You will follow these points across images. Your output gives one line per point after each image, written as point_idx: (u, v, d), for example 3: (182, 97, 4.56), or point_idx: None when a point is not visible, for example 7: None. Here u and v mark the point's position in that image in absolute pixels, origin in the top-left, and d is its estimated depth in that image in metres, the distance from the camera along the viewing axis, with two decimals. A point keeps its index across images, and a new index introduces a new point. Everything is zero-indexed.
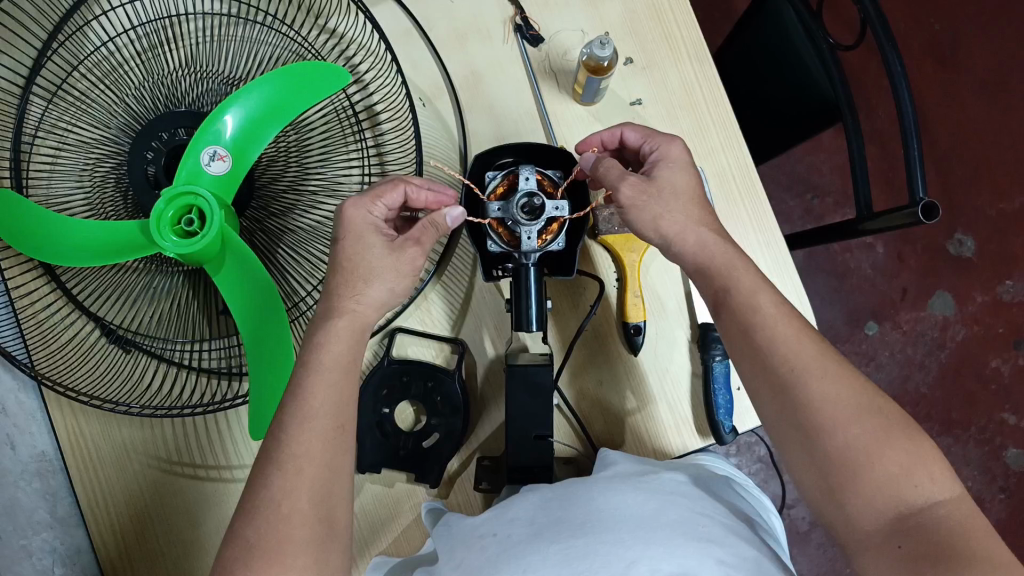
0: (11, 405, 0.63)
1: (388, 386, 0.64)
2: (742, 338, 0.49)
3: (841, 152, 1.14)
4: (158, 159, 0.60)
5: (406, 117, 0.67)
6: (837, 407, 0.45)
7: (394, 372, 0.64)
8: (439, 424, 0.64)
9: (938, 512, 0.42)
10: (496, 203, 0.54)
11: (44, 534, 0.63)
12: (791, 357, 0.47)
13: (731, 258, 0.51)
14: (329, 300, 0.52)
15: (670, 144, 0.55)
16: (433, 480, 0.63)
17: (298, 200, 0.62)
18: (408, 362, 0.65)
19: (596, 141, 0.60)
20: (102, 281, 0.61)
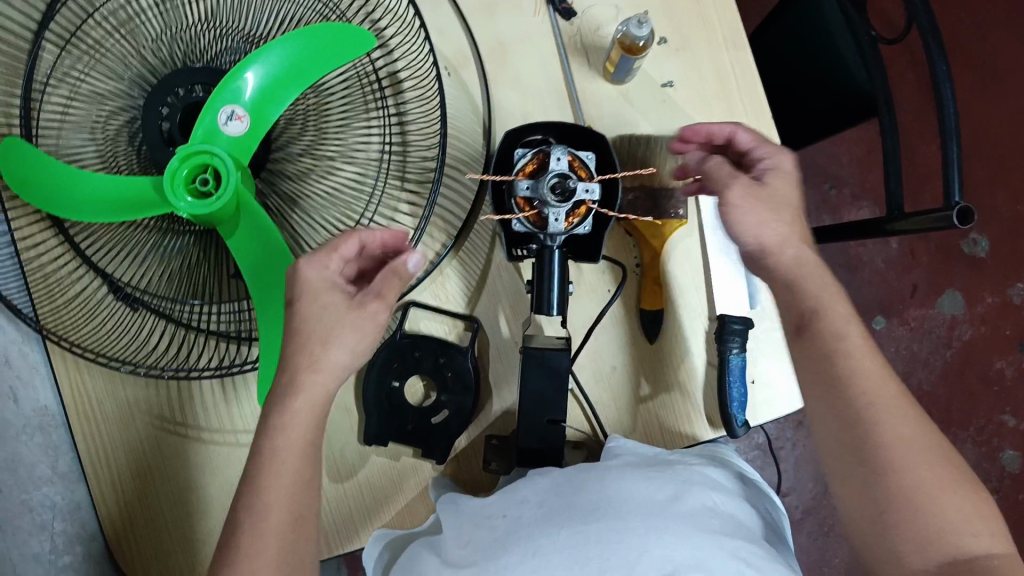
0: (15, 357, 0.62)
1: (400, 359, 0.63)
2: (823, 363, 0.48)
3: (862, 143, 1.12)
4: (173, 116, 0.58)
5: (431, 87, 0.65)
6: (890, 423, 0.46)
7: (405, 347, 0.64)
8: (448, 402, 0.63)
9: (991, 563, 0.42)
10: (525, 181, 0.53)
11: (45, 489, 0.63)
12: (869, 390, 0.47)
13: (824, 284, 0.50)
14: (287, 373, 0.48)
15: (786, 153, 0.54)
16: (439, 458, 0.62)
17: (314, 165, 0.60)
18: (420, 337, 0.64)
19: (703, 132, 0.58)
20: (111, 236, 0.59)
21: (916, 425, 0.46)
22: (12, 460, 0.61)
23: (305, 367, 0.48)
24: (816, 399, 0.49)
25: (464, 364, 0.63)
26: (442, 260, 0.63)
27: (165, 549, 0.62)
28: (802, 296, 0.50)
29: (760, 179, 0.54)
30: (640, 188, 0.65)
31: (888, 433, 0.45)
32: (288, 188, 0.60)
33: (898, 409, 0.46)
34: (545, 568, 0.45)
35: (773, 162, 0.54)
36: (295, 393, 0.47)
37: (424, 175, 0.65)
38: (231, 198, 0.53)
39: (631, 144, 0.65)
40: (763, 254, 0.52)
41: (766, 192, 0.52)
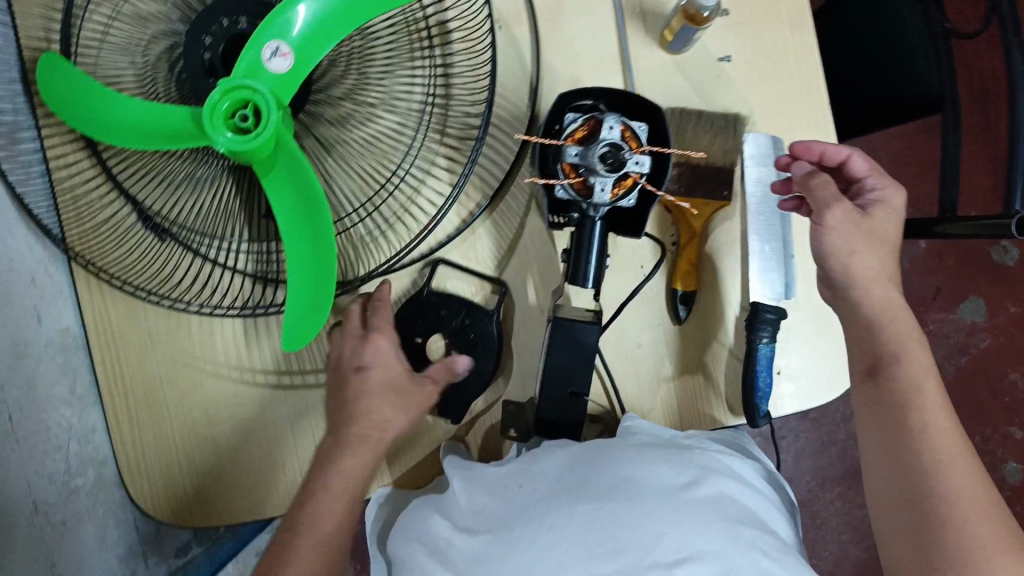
0: (41, 276, 0.62)
1: (423, 317, 0.62)
2: (897, 413, 0.52)
3: (903, 138, 1.10)
4: (216, 46, 0.55)
5: (481, 40, 0.63)
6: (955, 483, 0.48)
7: (427, 303, 0.62)
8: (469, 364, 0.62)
9: None
10: (574, 146, 0.52)
11: (62, 411, 0.63)
12: (936, 444, 0.50)
13: (907, 329, 0.54)
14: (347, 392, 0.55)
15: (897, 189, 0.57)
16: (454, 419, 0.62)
17: (354, 110, 0.58)
18: (446, 296, 0.63)
19: (818, 151, 0.59)
20: (143, 162, 0.58)
21: (971, 472, 0.49)
22: (31, 377, 0.61)
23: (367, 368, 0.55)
24: (879, 440, 0.52)
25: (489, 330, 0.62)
26: (476, 219, 0.62)
27: (175, 481, 0.62)
28: (884, 340, 0.54)
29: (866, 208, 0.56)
30: (685, 164, 0.61)
31: (942, 464, 0.49)
32: (326, 133, 0.58)
33: (958, 455, 0.49)
34: (561, 542, 0.44)
35: (884, 194, 0.57)
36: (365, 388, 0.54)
37: (465, 131, 0.63)
38: (271, 136, 0.51)
39: (681, 119, 0.62)
40: (848, 284, 0.55)
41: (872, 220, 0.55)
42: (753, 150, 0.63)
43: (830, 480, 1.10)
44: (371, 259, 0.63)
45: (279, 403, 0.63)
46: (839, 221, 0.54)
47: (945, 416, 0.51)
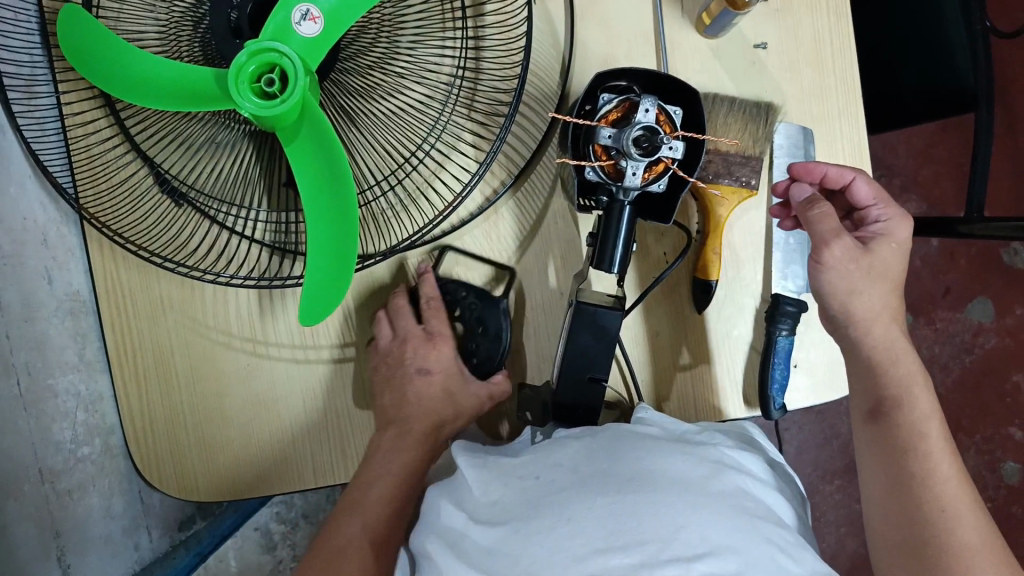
0: (53, 237, 0.60)
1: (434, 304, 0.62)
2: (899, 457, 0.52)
3: (923, 134, 1.08)
4: (244, 6, 0.55)
5: (515, 15, 0.61)
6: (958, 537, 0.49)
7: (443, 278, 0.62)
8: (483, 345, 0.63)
9: None
10: (607, 128, 0.51)
11: (71, 376, 0.62)
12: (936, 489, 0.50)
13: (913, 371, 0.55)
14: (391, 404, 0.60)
15: (900, 224, 0.57)
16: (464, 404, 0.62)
17: (382, 80, 0.57)
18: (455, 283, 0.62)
19: (819, 173, 0.59)
20: (164, 124, 0.57)
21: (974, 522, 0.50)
22: (40, 341, 0.60)
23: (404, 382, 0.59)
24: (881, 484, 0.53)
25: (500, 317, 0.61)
26: (500, 199, 0.61)
27: (183, 453, 0.61)
28: (883, 381, 0.54)
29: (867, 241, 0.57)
30: (714, 152, 0.60)
31: (946, 515, 0.50)
32: (353, 102, 0.57)
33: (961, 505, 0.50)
34: (579, 535, 0.44)
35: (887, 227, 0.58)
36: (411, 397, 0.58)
37: (493, 107, 0.62)
38: (297, 102, 0.49)
39: (714, 104, 0.61)
40: (851, 322, 0.55)
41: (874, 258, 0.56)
42: (781, 138, 0.62)
43: (830, 473, 1.10)
44: (389, 234, 0.62)
45: (293, 376, 0.62)
46: (837, 258, 0.54)
47: (950, 463, 0.51)
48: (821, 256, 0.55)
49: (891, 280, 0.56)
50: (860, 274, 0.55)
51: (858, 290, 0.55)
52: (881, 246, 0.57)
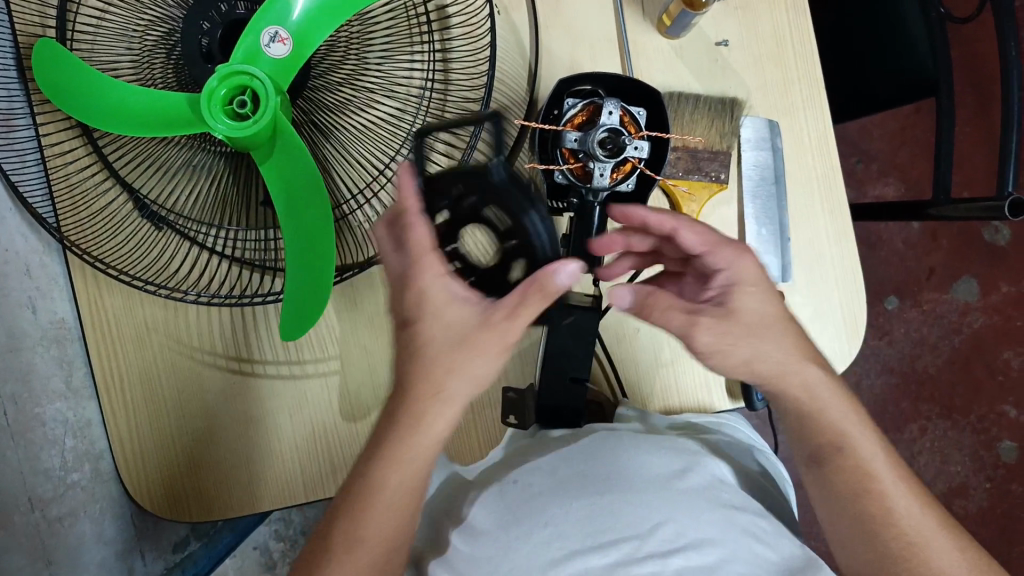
0: (36, 267, 0.61)
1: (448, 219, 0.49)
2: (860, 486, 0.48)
3: (897, 118, 1.10)
4: (214, 31, 0.56)
5: (480, 26, 0.63)
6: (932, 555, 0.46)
7: (426, 198, 0.48)
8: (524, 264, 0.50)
9: None
10: (575, 132, 0.52)
11: (57, 404, 0.62)
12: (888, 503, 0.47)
13: None
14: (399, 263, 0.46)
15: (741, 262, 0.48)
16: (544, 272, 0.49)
17: (353, 96, 0.58)
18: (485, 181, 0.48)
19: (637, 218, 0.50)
20: (141, 150, 0.58)
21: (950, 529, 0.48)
22: (26, 372, 0.61)
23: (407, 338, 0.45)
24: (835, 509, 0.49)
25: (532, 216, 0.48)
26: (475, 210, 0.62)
27: (173, 473, 0.62)
28: None
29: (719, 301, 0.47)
30: (683, 149, 0.61)
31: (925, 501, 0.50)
32: (325, 119, 0.58)
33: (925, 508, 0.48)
34: (557, 537, 0.45)
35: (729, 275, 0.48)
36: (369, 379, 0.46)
37: (465, 116, 0.62)
38: (268, 122, 0.50)
39: (678, 103, 0.62)
40: None
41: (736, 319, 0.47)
42: (748, 134, 0.63)
43: None
44: (368, 248, 0.62)
45: (280, 393, 0.63)
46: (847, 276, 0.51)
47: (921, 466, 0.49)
48: (692, 343, 0.47)
49: (780, 315, 0.48)
50: (738, 349, 0.46)
51: (739, 369, 0.47)
52: (741, 299, 0.47)
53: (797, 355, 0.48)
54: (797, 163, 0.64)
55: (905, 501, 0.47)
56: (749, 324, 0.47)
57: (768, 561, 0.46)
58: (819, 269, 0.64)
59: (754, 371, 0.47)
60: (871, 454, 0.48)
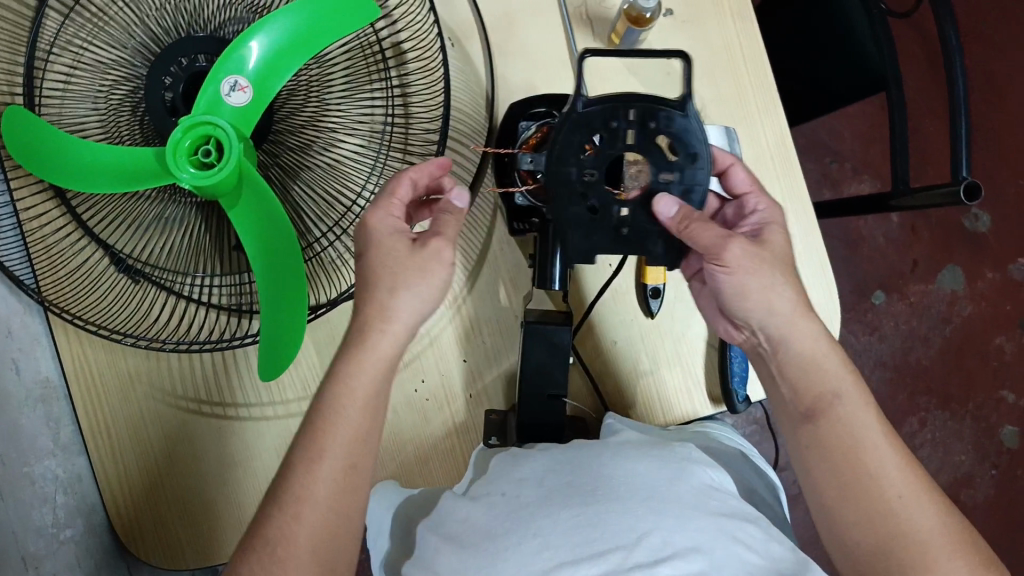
0: (17, 328, 0.62)
1: (591, 147, 0.48)
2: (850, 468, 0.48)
3: (864, 118, 1.11)
4: (176, 85, 0.57)
5: (435, 59, 0.64)
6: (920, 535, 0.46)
7: (583, 126, 0.48)
8: (677, 188, 0.49)
9: None
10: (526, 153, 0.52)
11: (48, 461, 0.63)
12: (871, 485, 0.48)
13: None
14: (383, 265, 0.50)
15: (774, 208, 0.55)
16: (700, 202, 0.50)
17: (316, 137, 0.59)
18: (649, 102, 0.48)
19: None
20: (112, 206, 0.59)
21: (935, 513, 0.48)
22: (11, 428, 0.61)
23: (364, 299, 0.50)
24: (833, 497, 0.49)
25: (684, 118, 0.48)
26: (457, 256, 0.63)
27: (164, 520, 0.62)
28: None
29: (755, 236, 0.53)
30: None
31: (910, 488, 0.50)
32: (289, 161, 0.58)
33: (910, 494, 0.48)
34: (547, 549, 0.44)
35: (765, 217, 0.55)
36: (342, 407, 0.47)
37: (428, 147, 0.64)
38: (232, 168, 0.51)
39: None
40: None
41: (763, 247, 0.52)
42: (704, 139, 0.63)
43: None
44: (342, 279, 0.64)
45: (264, 434, 0.63)
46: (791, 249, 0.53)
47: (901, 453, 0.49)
48: (720, 261, 0.50)
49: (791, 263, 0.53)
50: (760, 275, 0.51)
51: (755, 294, 0.51)
52: (772, 233, 0.53)
53: (803, 301, 0.52)
54: (757, 166, 0.65)
55: (894, 468, 0.48)
56: (779, 253, 0.52)
57: (756, 567, 0.45)
58: None
59: (769, 307, 0.51)
60: (862, 416, 0.50)
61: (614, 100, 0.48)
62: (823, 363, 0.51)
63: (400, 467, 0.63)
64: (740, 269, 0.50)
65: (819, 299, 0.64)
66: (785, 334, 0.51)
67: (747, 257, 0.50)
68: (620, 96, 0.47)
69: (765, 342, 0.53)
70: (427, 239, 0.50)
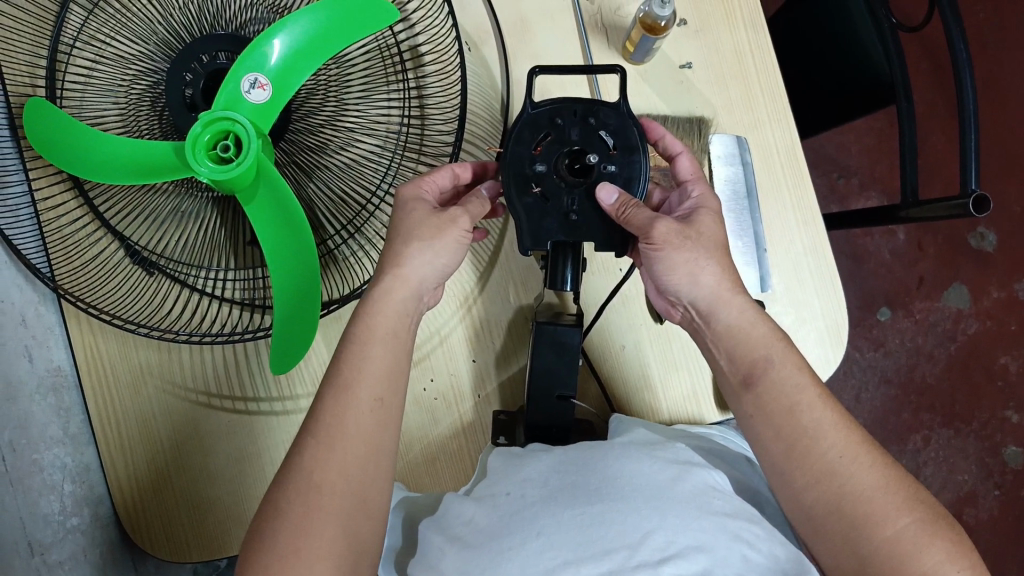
0: (31, 317, 0.63)
1: (539, 145, 0.52)
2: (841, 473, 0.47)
3: (873, 134, 1.12)
4: (197, 82, 0.58)
5: (451, 62, 0.65)
6: (927, 538, 0.44)
7: (531, 126, 0.52)
8: (621, 178, 0.53)
9: None
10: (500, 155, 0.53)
11: (56, 450, 0.63)
12: (869, 488, 0.46)
13: None
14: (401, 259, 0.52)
15: (707, 193, 0.56)
16: (642, 191, 0.53)
17: (333, 136, 0.59)
18: (588, 102, 0.52)
19: (657, 136, 0.59)
20: (128, 199, 0.60)
21: None
22: (24, 419, 0.61)
23: (384, 282, 0.52)
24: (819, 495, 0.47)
25: (621, 115, 0.52)
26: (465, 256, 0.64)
27: (171, 514, 0.63)
28: None
29: (687, 217, 0.54)
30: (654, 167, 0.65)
31: None
32: (306, 159, 0.59)
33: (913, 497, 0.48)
34: (549, 548, 0.44)
35: (698, 203, 0.55)
36: (350, 398, 0.48)
37: (441, 149, 0.64)
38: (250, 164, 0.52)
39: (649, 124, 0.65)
40: None
41: (695, 227, 0.53)
42: (716, 150, 0.65)
43: None
44: (353, 277, 0.65)
45: (274, 429, 0.64)
46: None
47: None
48: (649, 239, 0.51)
49: (721, 246, 0.53)
50: (685, 251, 0.52)
51: (681, 267, 0.52)
52: (702, 216, 0.54)
53: (730, 276, 0.53)
54: (767, 173, 0.66)
55: (834, 430, 0.48)
56: (705, 234, 0.53)
57: (758, 565, 0.45)
58: (796, 275, 0.65)
59: (694, 280, 0.52)
60: (796, 379, 0.50)
61: (554, 103, 0.52)
62: (750, 334, 0.52)
63: (407, 466, 0.63)
64: (666, 245, 0.51)
65: (823, 309, 0.65)
66: (713, 307, 0.53)
67: (673, 234, 0.51)
68: (564, 97, 0.52)
69: (697, 317, 0.54)
70: (444, 221, 0.53)
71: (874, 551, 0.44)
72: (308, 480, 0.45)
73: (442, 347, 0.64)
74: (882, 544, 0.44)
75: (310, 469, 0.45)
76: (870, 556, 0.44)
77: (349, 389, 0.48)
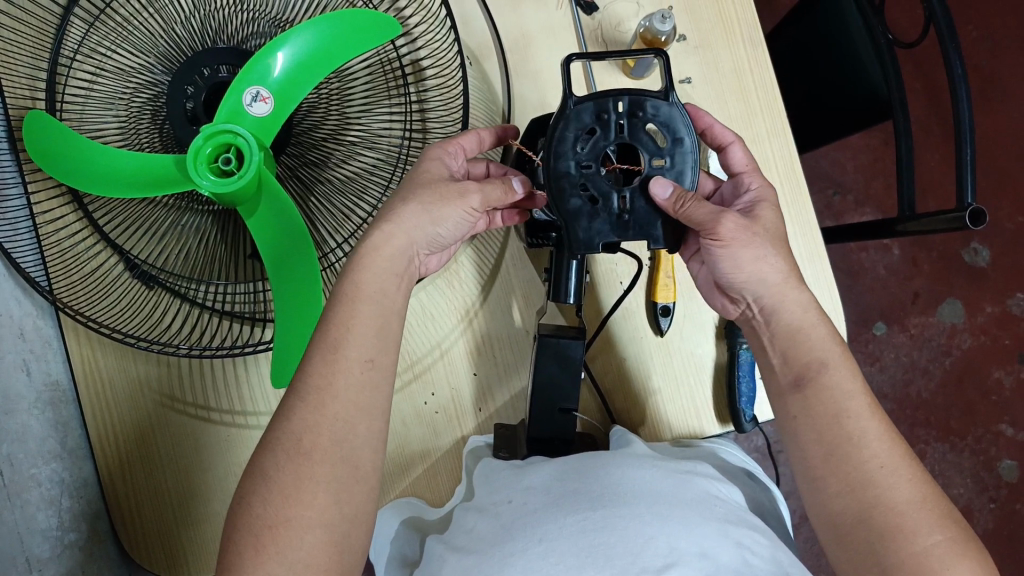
0: (30, 330, 0.62)
1: (581, 144, 0.51)
2: (873, 487, 0.46)
3: (869, 151, 1.14)
4: (197, 94, 0.59)
5: (454, 76, 0.65)
6: (960, 552, 0.44)
7: (572, 124, 0.50)
8: (669, 173, 0.51)
9: None
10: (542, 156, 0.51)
11: (54, 464, 0.62)
12: (900, 500, 0.46)
13: None
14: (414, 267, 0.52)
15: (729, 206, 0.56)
16: (693, 184, 0.51)
17: (336, 149, 0.59)
18: (634, 94, 0.50)
19: (705, 121, 0.58)
20: (130, 213, 0.59)
21: None
22: (23, 434, 0.60)
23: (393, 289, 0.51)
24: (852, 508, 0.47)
25: (668, 107, 0.50)
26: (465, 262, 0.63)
27: (170, 530, 0.62)
28: None
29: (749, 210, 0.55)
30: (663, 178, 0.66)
31: None
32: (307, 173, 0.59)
33: None
34: (552, 553, 0.43)
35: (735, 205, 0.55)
36: (365, 409, 0.47)
37: None
38: (252, 177, 0.51)
39: None
40: None
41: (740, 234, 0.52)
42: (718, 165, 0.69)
43: None
44: None
45: None
46: None
47: None
48: (716, 235, 0.52)
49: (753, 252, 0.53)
50: (753, 246, 0.52)
51: (748, 264, 0.53)
52: (766, 210, 0.54)
53: (756, 281, 0.53)
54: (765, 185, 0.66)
55: (875, 440, 0.48)
56: (770, 227, 0.54)
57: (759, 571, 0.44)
58: None
59: (761, 277, 0.53)
60: (848, 385, 0.50)
61: (597, 97, 0.50)
62: (801, 337, 0.52)
63: (409, 480, 0.63)
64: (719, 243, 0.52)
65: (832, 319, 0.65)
66: (777, 302, 0.53)
67: (740, 230, 0.52)
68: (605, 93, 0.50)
69: (759, 313, 0.54)
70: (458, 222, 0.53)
71: (905, 564, 0.44)
72: (327, 490, 0.44)
73: (444, 359, 0.64)
74: (910, 558, 0.44)
75: (328, 478, 0.45)
76: (900, 567, 0.44)
77: (364, 399, 0.47)
